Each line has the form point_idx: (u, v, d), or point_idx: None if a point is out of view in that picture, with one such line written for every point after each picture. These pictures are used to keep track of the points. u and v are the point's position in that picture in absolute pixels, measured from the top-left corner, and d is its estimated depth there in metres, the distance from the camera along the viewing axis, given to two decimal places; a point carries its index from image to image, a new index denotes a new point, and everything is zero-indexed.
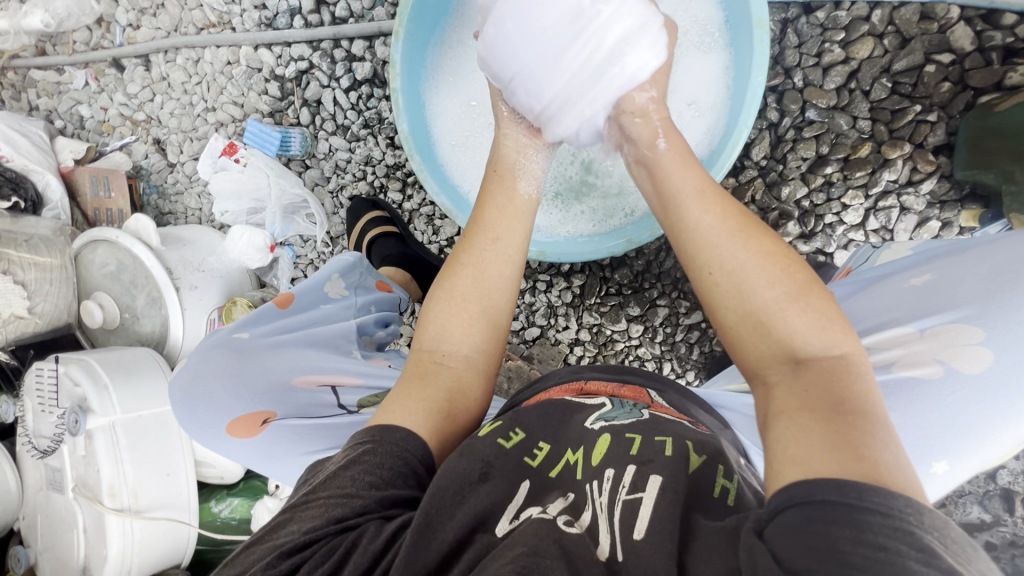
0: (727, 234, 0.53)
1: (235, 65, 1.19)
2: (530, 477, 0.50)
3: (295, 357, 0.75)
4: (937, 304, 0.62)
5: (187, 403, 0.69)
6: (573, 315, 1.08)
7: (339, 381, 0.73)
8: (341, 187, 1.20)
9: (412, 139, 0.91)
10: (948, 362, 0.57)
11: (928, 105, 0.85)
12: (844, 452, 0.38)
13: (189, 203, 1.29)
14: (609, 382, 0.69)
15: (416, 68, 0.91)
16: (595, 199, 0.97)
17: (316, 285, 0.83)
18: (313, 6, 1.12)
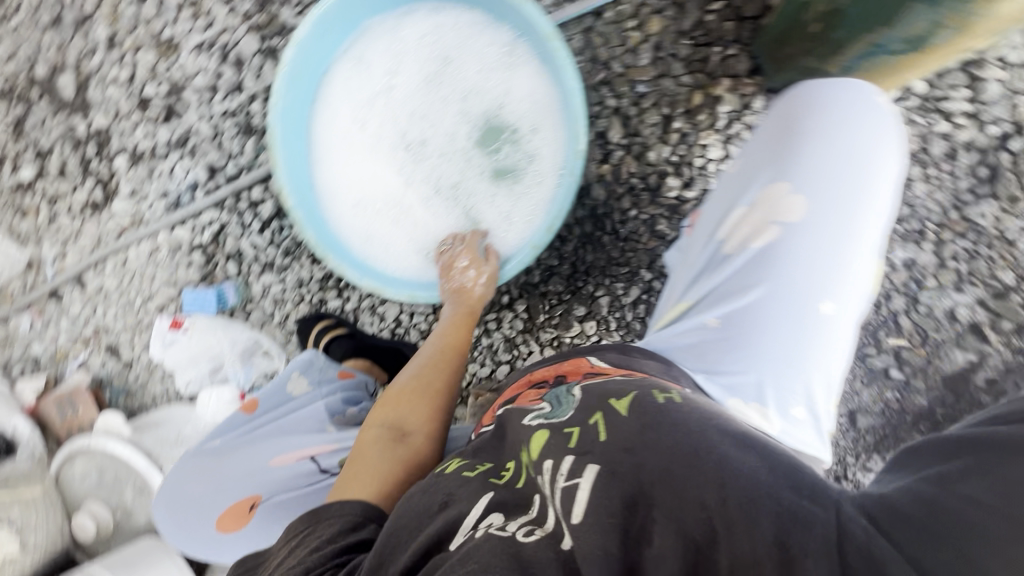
0: None
1: (158, 251, 1.30)
2: (492, 490, 0.53)
3: (269, 444, 0.79)
4: (749, 178, 0.66)
5: (183, 515, 0.75)
6: (531, 338, 1.13)
7: (316, 450, 0.75)
8: (286, 316, 1.26)
9: (322, 244, 0.97)
10: (781, 220, 0.61)
11: (726, 43, 0.98)
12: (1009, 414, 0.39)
13: (156, 389, 1.34)
14: (555, 368, 0.72)
15: (304, 184, 1.00)
16: (493, 228, 1.01)
17: (278, 387, 0.89)
18: (208, 176, 1.24)
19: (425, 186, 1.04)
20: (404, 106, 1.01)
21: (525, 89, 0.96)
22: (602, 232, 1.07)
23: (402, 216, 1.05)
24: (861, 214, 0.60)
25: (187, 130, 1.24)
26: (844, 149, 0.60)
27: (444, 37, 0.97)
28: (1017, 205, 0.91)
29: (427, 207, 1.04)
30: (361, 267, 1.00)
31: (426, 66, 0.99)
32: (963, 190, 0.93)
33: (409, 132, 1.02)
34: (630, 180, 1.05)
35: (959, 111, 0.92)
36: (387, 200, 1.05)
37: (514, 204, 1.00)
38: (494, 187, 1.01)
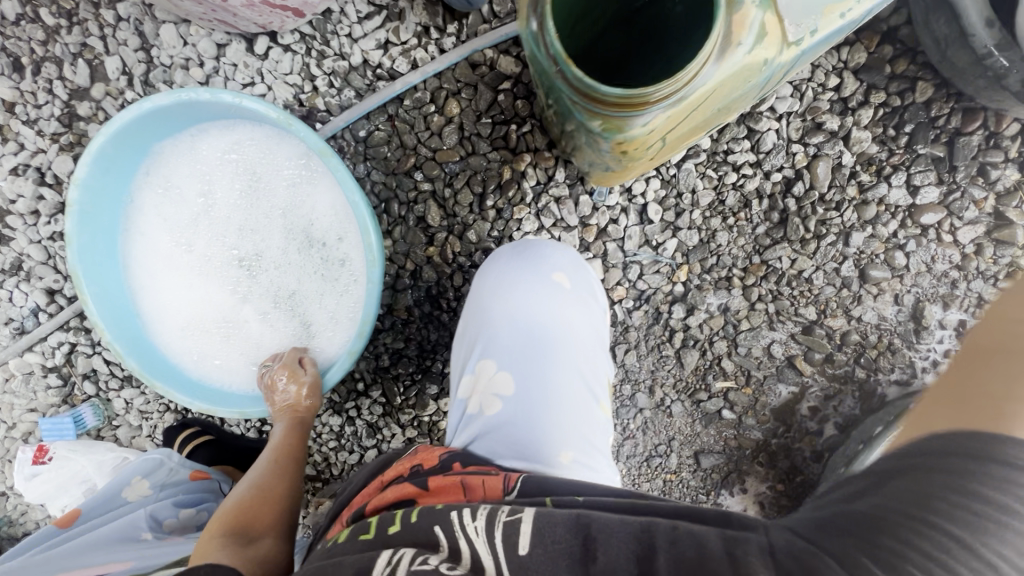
0: None
1: (11, 379, 1.25)
2: (395, 540, 0.50)
3: (73, 554, 0.79)
4: (467, 350, 0.71)
5: None
6: (393, 421, 1.14)
7: (107, 567, 0.74)
8: (154, 427, 1.24)
9: (147, 370, 0.93)
10: (500, 391, 0.65)
11: (522, 120, 1.00)
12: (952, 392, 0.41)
13: (36, 517, 1.30)
14: (405, 460, 0.65)
15: (120, 312, 0.96)
16: (322, 334, 1.01)
17: (112, 495, 0.92)
18: (48, 298, 1.21)
19: (253, 298, 1.03)
20: (220, 224, 1.02)
21: (327, 200, 0.98)
22: (440, 310, 1.09)
23: (234, 330, 1.03)
24: (565, 367, 0.67)
25: (18, 255, 1.20)
26: (530, 313, 0.69)
27: (247, 158, 0.99)
28: (808, 246, 0.96)
29: (258, 319, 1.03)
30: (192, 387, 0.97)
31: (235, 185, 1.01)
32: (760, 236, 0.97)
33: (242, 249, 1.02)
34: (458, 258, 1.06)
35: (744, 163, 0.96)
36: (219, 317, 1.03)
37: (337, 306, 1.00)
38: (319, 290, 1.01)
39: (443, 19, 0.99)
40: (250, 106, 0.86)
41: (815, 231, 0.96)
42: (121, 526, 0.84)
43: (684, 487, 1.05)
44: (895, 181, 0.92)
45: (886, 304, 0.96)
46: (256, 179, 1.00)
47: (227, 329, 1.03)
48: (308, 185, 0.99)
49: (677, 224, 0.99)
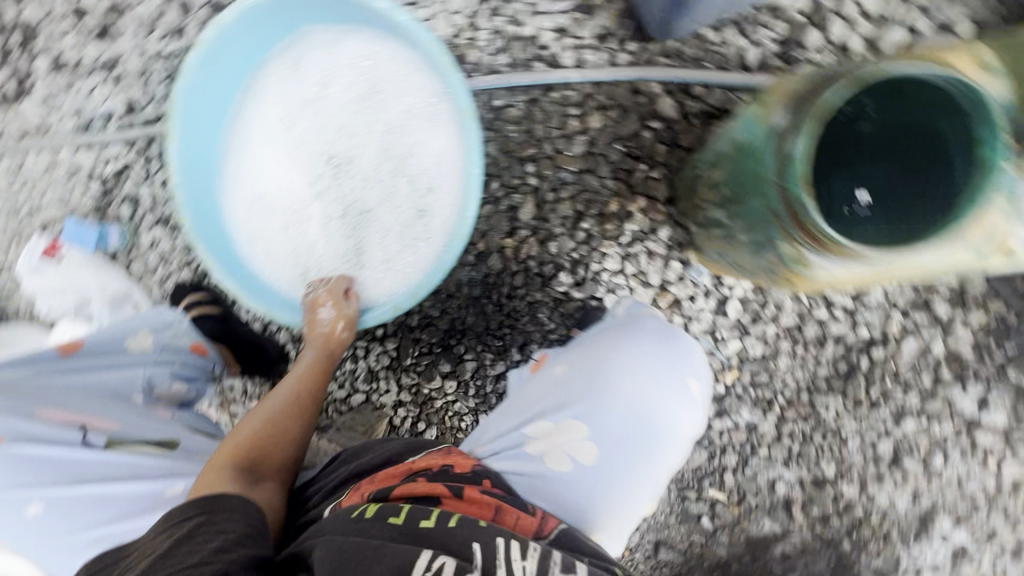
0: None
1: (57, 168, 1.23)
2: (430, 540, 0.59)
3: (65, 392, 0.80)
4: (563, 400, 0.75)
5: None
6: (393, 377, 1.12)
7: (90, 421, 0.76)
8: (169, 275, 1.23)
9: (198, 229, 0.90)
10: (574, 455, 0.71)
11: (654, 164, 0.97)
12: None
13: (21, 302, 1.30)
14: (439, 455, 0.75)
15: (196, 159, 0.92)
16: (374, 270, 0.98)
17: (114, 337, 0.91)
18: (127, 111, 1.18)
19: (322, 205, 0.97)
20: (324, 121, 0.96)
21: (437, 152, 0.95)
22: (488, 300, 1.07)
23: (290, 227, 0.98)
24: (644, 466, 0.72)
25: (117, 57, 1.17)
26: (637, 402, 0.73)
27: (381, 72, 0.93)
28: (858, 409, 0.95)
29: (317, 225, 0.98)
30: (231, 265, 0.93)
31: (355, 92, 0.95)
32: (818, 377, 0.96)
33: (335, 147, 0.96)
34: (528, 261, 1.04)
35: (840, 304, 0.94)
36: (285, 205, 0.98)
37: (401, 253, 0.97)
38: (390, 231, 0.98)
39: (625, 34, 0.95)
40: (416, 33, 0.82)
41: (871, 398, 0.94)
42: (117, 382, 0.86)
43: (631, 565, 1.04)
44: (971, 390, 0.91)
45: (903, 496, 0.95)
46: (378, 96, 0.95)
47: (285, 221, 0.98)
48: (426, 127, 0.94)
49: (746, 329, 0.98)
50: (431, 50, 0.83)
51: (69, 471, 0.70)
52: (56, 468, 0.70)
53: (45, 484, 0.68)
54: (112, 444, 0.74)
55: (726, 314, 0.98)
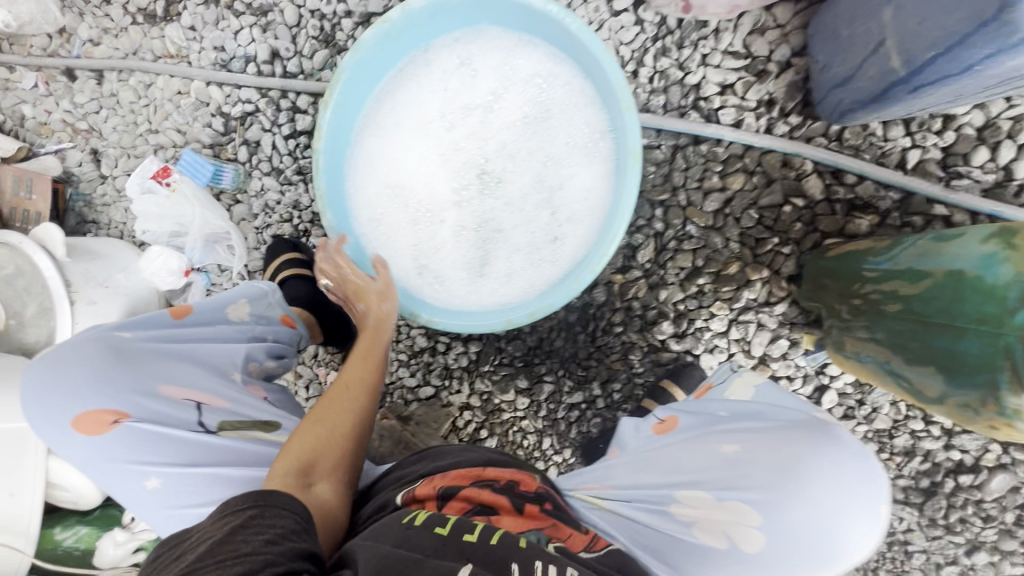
0: None
1: (184, 96, 1.24)
2: (472, 552, 0.56)
3: (174, 366, 0.76)
4: (735, 479, 0.65)
5: (33, 389, 0.68)
6: (466, 380, 1.12)
7: (205, 399, 0.74)
8: (267, 225, 1.24)
9: (330, 199, 0.91)
10: (733, 539, 0.63)
11: (785, 239, 0.97)
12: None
13: (115, 216, 1.31)
14: (506, 471, 0.76)
15: (343, 131, 0.92)
16: (490, 280, 0.98)
17: (218, 304, 0.87)
18: (268, 58, 1.19)
19: (457, 208, 0.99)
20: (479, 129, 0.98)
21: (587, 186, 0.94)
22: (582, 329, 1.07)
23: (419, 221, 1.00)
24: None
25: (272, 4, 1.18)
26: (826, 514, 0.60)
27: (550, 95, 0.94)
28: (929, 527, 0.95)
29: (447, 228, 0.99)
30: (352, 240, 0.95)
31: (519, 109, 0.96)
32: (896, 486, 0.96)
33: (489, 160, 0.98)
34: (632, 301, 1.04)
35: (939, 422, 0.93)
36: (418, 199, 0.99)
37: (522, 271, 0.97)
38: (517, 246, 0.98)
39: (789, 107, 0.95)
40: (604, 66, 0.81)
41: (946, 521, 0.94)
42: (222, 355, 0.82)
43: None
44: None
45: None
46: (545, 117, 0.95)
47: (413, 214, 0.99)
48: (572, 158, 0.94)
49: (836, 422, 0.97)
50: (615, 85, 0.81)
51: (187, 453, 0.68)
52: (177, 451, 0.68)
53: (170, 470, 0.67)
54: (225, 428, 0.72)
55: (820, 403, 0.98)
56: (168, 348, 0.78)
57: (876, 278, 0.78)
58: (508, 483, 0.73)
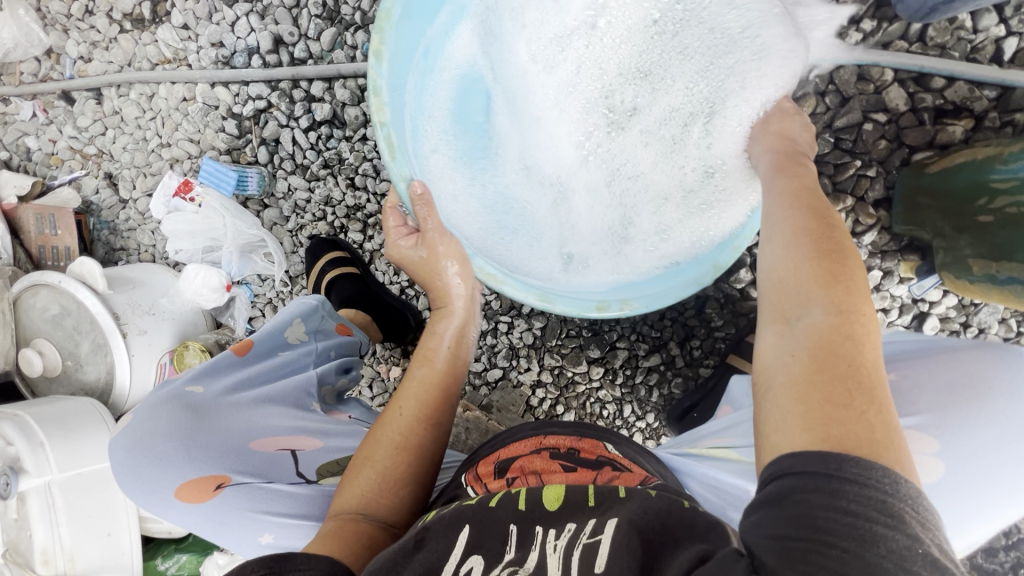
0: (807, 275, 0.48)
1: (191, 102, 1.17)
2: (469, 520, 0.58)
3: (250, 413, 0.82)
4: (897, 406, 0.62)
5: (131, 461, 0.73)
6: (535, 357, 1.08)
7: (298, 445, 0.81)
8: (300, 227, 1.18)
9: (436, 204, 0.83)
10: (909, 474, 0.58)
11: (868, 161, 0.89)
12: (789, 251, 0.51)
13: (143, 240, 1.26)
14: (567, 436, 0.72)
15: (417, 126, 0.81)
16: (640, 244, 0.87)
17: (277, 331, 0.93)
18: (271, 46, 1.10)
19: (585, 172, 0.90)
20: (584, 60, 0.85)
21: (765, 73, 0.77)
22: None
23: (557, 203, 0.91)
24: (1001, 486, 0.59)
25: None
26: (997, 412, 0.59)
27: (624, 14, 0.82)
28: None
29: (584, 194, 0.90)
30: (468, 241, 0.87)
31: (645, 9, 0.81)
32: None
33: (615, 92, 0.86)
34: None
35: None
36: (547, 172, 0.91)
37: (682, 221, 0.85)
38: (667, 195, 0.86)
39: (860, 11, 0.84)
40: None
41: None
42: (298, 387, 0.90)
43: None
44: None
45: None
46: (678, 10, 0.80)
47: (542, 188, 0.91)
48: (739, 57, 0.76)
49: None
50: None
51: (292, 504, 0.74)
52: (282, 502, 0.74)
53: (282, 520, 0.72)
54: (323, 474, 0.80)
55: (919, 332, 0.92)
56: (244, 399, 0.84)
57: (1009, 190, 0.70)
58: (569, 453, 0.69)
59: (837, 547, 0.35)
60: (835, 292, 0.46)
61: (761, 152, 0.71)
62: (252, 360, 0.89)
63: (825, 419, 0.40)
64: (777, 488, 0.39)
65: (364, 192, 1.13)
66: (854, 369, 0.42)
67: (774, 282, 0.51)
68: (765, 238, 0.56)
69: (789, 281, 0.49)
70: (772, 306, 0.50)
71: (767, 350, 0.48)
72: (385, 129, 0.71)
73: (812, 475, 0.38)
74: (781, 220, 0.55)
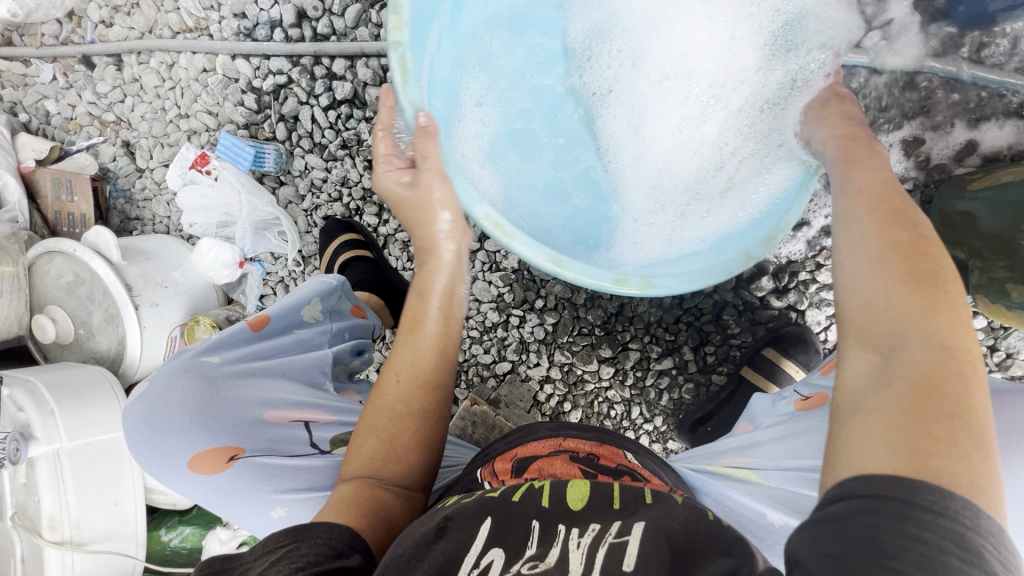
0: (897, 285, 0.44)
1: (211, 73, 1.15)
2: (491, 512, 0.57)
3: (265, 386, 0.82)
4: None
5: (145, 428, 0.74)
6: (545, 352, 1.07)
7: (312, 417, 0.81)
8: (316, 207, 1.17)
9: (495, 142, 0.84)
10: None
11: (905, 174, 0.86)
12: (876, 261, 0.47)
13: (158, 211, 1.25)
14: (585, 441, 0.74)
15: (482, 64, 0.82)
16: (704, 205, 0.80)
17: (294, 308, 0.91)
18: (295, 20, 1.08)
19: (757, 81, 0.80)
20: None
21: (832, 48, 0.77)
22: None
23: (686, 125, 0.84)
24: None
25: None
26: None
27: None
28: None
29: (722, 116, 0.82)
30: (530, 187, 0.85)
31: None
32: None
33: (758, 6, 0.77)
34: None
35: None
36: (715, 84, 0.81)
37: (745, 180, 0.77)
38: (758, 140, 0.79)
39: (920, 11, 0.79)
40: None
41: None
42: (312, 364, 0.89)
43: None
44: None
45: None
46: None
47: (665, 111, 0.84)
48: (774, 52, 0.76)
49: None
50: None
51: (301, 479, 0.73)
52: (293, 477, 0.73)
53: (293, 495, 0.72)
54: (336, 444, 0.79)
55: None
56: (260, 368, 0.83)
57: None
58: (588, 457, 0.71)
59: (899, 571, 0.33)
60: (928, 307, 0.42)
61: (825, 139, 0.64)
62: (269, 335, 0.88)
63: (911, 443, 0.37)
64: (840, 506, 0.37)
65: None
66: (946, 391, 0.39)
67: (858, 295, 0.46)
68: (844, 242, 0.50)
69: (882, 290, 0.45)
70: (855, 322, 0.46)
71: (851, 371, 0.44)
72: (401, 49, 0.61)
73: (889, 502, 0.35)
74: (866, 217, 0.50)
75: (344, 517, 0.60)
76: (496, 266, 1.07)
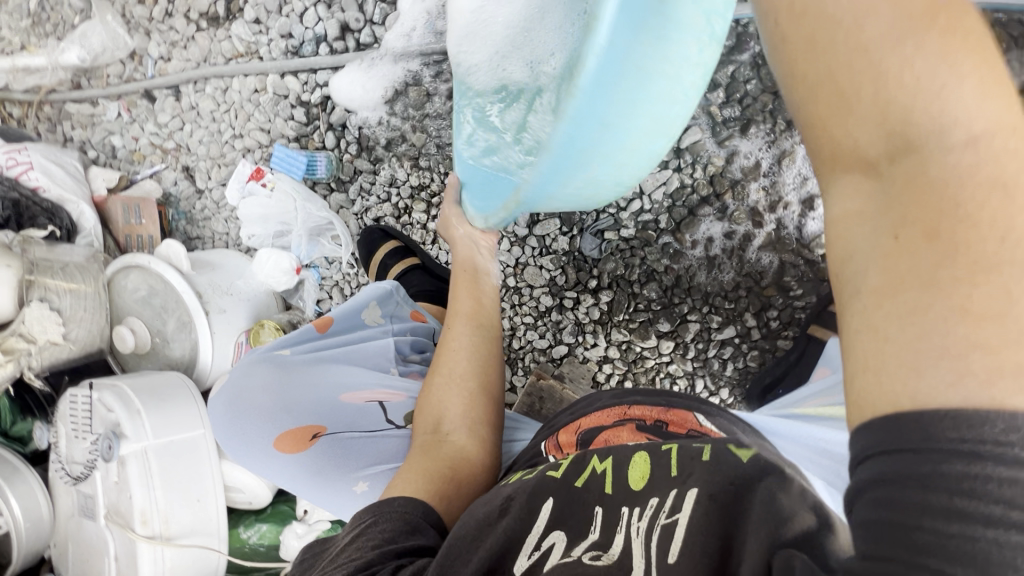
0: (895, 71, 0.31)
1: (262, 93, 1.22)
2: (554, 495, 0.53)
3: (337, 372, 0.84)
4: None
5: (233, 416, 0.78)
6: (602, 332, 1.06)
7: (386, 398, 0.83)
8: (366, 210, 1.22)
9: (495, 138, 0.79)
10: None
11: None
12: (811, 42, 0.35)
13: (217, 228, 1.32)
14: (654, 409, 0.70)
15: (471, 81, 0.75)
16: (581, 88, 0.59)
17: (355, 310, 0.93)
18: (339, 33, 1.14)
19: None
20: None
21: None
22: (724, 260, 0.98)
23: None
24: None
25: None
26: None
27: None
28: None
29: None
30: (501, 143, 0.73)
31: None
32: None
33: None
34: (782, 217, 0.94)
35: None
36: None
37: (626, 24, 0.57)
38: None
39: None
40: None
41: None
42: (375, 352, 0.90)
43: None
44: None
45: None
46: None
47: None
48: None
49: None
50: None
51: (382, 454, 0.76)
52: (376, 452, 0.76)
53: (376, 469, 0.74)
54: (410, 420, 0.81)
55: None
56: (328, 356, 0.86)
57: None
58: (657, 425, 0.67)
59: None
60: (914, 71, 0.31)
61: None
62: (333, 334, 0.90)
63: (895, 315, 0.30)
64: (855, 481, 0.31)
65: (428, 172, 1.14)
66: (946, 209, 0.30)
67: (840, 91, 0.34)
68: (776, 24, 0.37)
69: (852, 74, 0.33)
70: (829, 148, 0.35)
71: (843, 215, 0.35)
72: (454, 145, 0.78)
73: (898, 459, 0.28)
74: None
75: (425, 494, 0.63)
76: (547, 250, 1.08)
